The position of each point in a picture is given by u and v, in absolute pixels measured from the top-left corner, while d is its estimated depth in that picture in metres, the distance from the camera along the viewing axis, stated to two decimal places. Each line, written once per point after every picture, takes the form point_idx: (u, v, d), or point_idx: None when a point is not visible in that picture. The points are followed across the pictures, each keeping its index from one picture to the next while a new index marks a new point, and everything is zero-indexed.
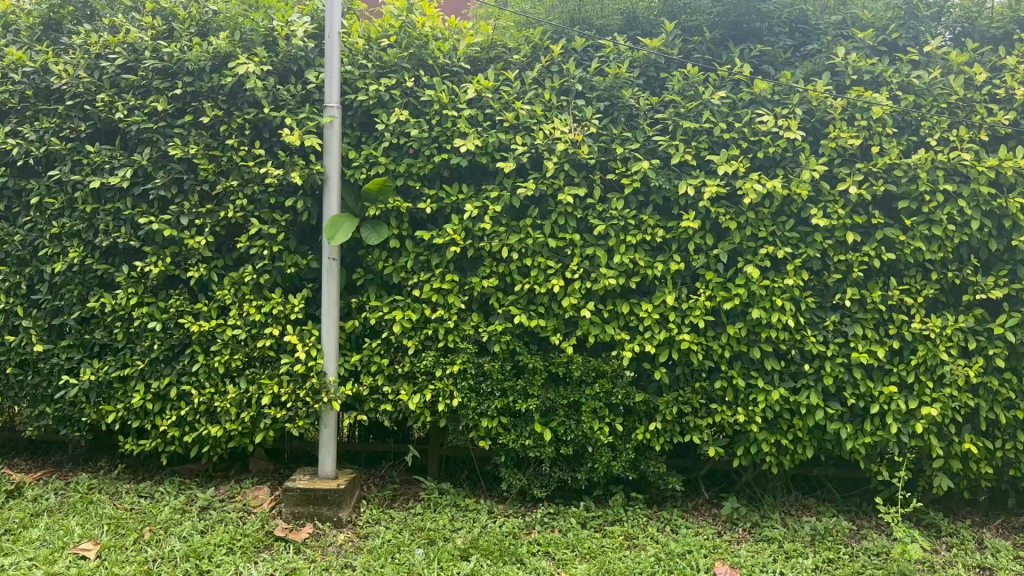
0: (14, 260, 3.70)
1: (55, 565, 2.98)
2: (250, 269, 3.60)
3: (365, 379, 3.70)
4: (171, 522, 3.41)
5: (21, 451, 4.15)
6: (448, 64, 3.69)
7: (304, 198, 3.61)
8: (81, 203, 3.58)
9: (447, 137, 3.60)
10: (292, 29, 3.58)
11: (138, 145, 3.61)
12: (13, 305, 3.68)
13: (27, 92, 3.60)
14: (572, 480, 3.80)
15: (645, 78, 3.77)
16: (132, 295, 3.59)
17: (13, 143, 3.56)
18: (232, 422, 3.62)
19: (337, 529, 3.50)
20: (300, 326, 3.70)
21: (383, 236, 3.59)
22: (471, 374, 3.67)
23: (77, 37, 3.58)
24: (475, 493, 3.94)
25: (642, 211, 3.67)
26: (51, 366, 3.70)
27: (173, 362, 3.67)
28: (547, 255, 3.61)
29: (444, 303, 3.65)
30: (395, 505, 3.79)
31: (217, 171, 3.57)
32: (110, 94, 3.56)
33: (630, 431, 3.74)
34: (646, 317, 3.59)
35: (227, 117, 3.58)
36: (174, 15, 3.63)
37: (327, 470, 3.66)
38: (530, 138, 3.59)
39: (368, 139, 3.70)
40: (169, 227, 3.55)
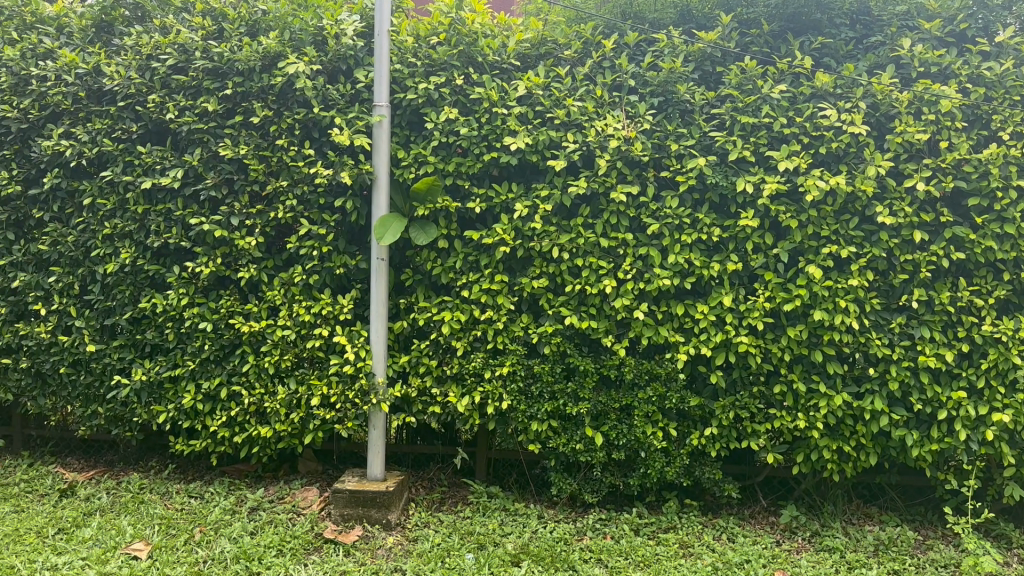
0: (68, 260, 3.76)
1: (108, 565, 3.01)
2: (300, 269, 3.59)
3: (413, 380, 3.67)
4: (222, 523, 3.43)
5: (75, 450, 4.23)
6: (497, 61, 3.63)
7: (353, 198, 3.59)
8: (132, 203, 3.62)
9: (496, 135, 3.54)
10: (342, 28, 3.56)
11: (189, 146, 3.64)
12: (67, 305, 3.74)
13: (80, 93, 3.64)
14: (623, 485, 3.70)
15: (700, 72, 3.65)
16: (184, 295, 3.62)
17: (66, 144, 3.61)
18: (282, 423, 3.63)
19: (386, 532, 3.47)
20: (349, 327, 3.68)
21: (432, 236, 3.55)
22: (520, 376, 3.60)
23: (129, 39, 3.61)
24: (524, 496, 3.87)
25: (698, 209, 3.55)
26: (104, 366, 3.75)
27: (223, 362, 3.69)
28: (598, 254, 3.53)
29: (493, 303, 3.59)
30: (444, 508, 3.74)
31: (267, 172, 3.57)
32: (161, 95, 3.58)
33: (685, 436, 3.62)
34: (702, 318, 3.47)
35: (277, 117, 3.58)
36: (224, 15, 3.64)
37: (375, 471, 3.64)
38: (580, 136, 3.50)
39: (417, 138, 3.66)
40: (220, 227, 3.57)
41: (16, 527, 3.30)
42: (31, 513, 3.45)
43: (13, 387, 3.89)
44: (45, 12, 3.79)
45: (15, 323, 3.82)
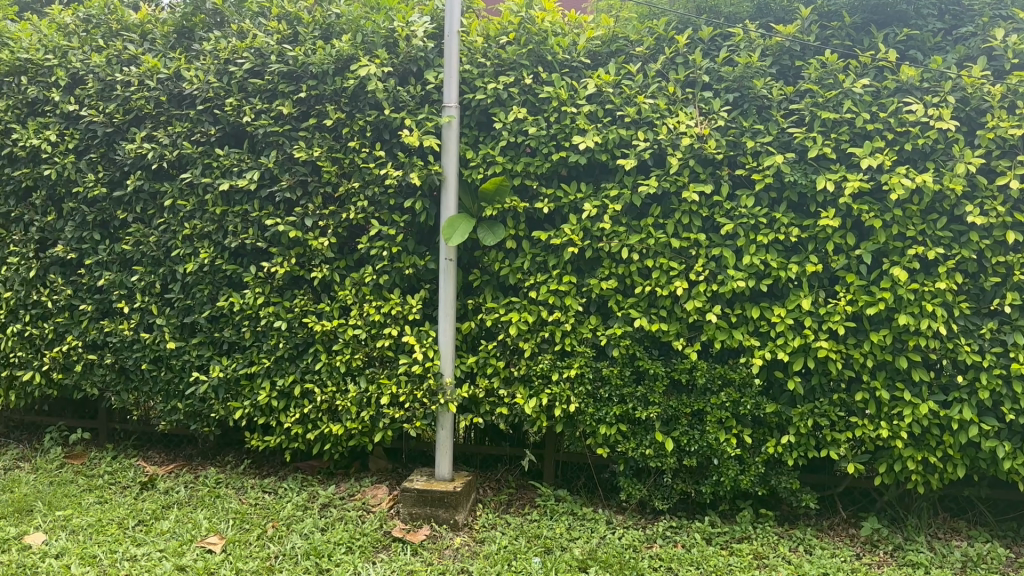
0: (150, 260, 3.87)
1: (184, 558, 3.09)
2: (370, 270, 3.63)
3: (481, 381, 3.66)
4: (294, 519, 3.48)
5: (156, 443, 4.36)
6: (567, 60, 3.58)
7: (422, 198, 3.61)
8: (211, 205, 3.71)
9: (565, 135, 3.51)
10: (412, 29, 3.58)
11: (265, 148, 3.71)
12: (149, 304, 3.85)
13: (162, 98, 3.75)
14: (694, 493, 3.60)
15: (778, 66, 3.53)
16: (259, 295, 3.70)
17: (149, 147, 3.72)
18: (352, 421, 3.67)
19: (453, 532, 3.47)
20: (417, 327, 3.70)
21: (500, 236, 3.53)
22: (589, 379, 3.55)
23: (209, 44, 3.71)
24: (592, 501, 3.80)
25: (775, 208, 3.43)
26: (183, 363, 3.85)
27: (296, 360, 3.76)
28: (669, 255, 3.44)
29: (561, 304, 3.55)
30: (511, 510, 3.72)
31: (339, 173, 3.62)
32: (238, 99, 3.66)
33: (760, 443, 3.51)
34: (778, 322, 3.36)
35: (349, 120, 3.62)
36: (299, 19, 3.71)
37: (443, 471, 3.64)
38: (652, 134, 3.43)
39: (485, 139, 3.65)
40: (295, 228, 3.63)
41: (99, 517, 3.43)
42: (114, 505, 3.57)
43: (98, 383, 4.01)
44: (129, 19, 3.92)
45: (100, 320, 3.95)
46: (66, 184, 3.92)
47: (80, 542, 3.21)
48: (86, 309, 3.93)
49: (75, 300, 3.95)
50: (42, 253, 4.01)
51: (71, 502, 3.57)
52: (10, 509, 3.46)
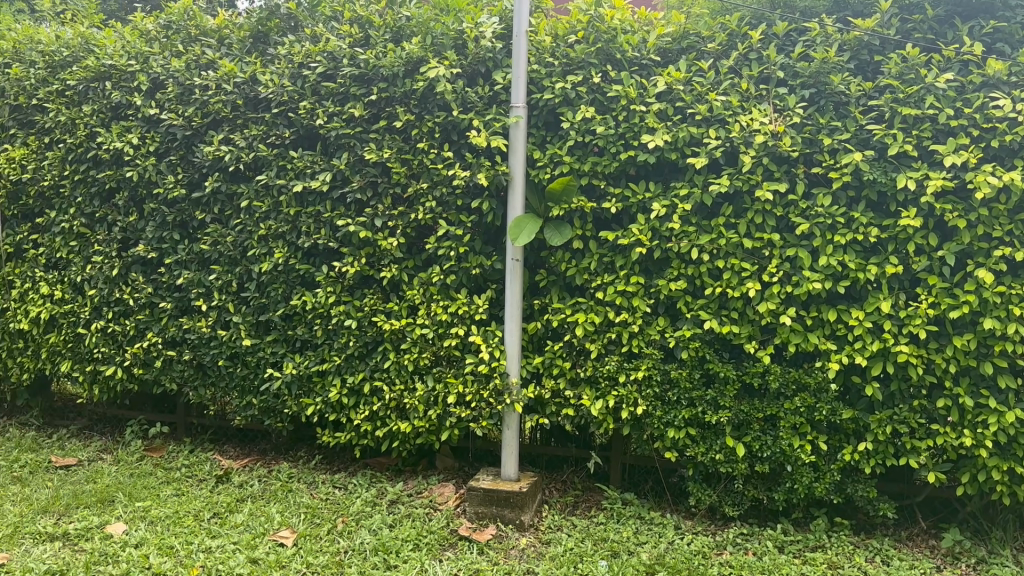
0: (227, 260, 3.96)
1: (257, 551, 3.17)
2: (438, 270, 3.67)
3: (547, 382, 3.65)
4: (363, 515, 3.54)
5: (232, 438, 4.47)
6: (637, 58, 3.53)
7: (489, 198, 3.62)
8: (285, 206, 3.79)
9: (634, 134, 3.46)
10: (481, 30, 3.59)
11: (337, 150, 3.78)
12: (225, 302, 3.95)
13: (239, 101, 3.84)
14: (766, 500, 3.52)
15: (856, 62, 3.43)
16: (330, 294, 3.77)
17: (226, 150, 3.82)
18: (420, 419, 3.71)
19: (519, 533, 3.47)
20: (484, 327, 3.71)
21: (567, 236, 3.51)
22: (657, 382, 3.50)
23: (283, 49, 3.79)
24: (660, 506, 3.75)
25: (853, 207, 3.33)
26: (257, 360, 3.95)
27: (366, 358, 3.82)
28: (741, 256, 3.38)
29: (629, 305, 3.51)
30: (578, 512, 3.69)
31: (408, 175, 3.66)
32: (312, 102, 3.73)
33: (836, 450, 3.41)
34: (855, 325, 3.26)
35: (418, 121, 3.66)
36: (370, 23, 3.77)
37: (510, 471, 3.64)
38: (724, 132, 3.36)
39: (553, 138, 3.63)
40: (365, 228, 3.69)
41: (177, 508, 3.54)
42: (190, 497, 3.68)
43: (177, 378, 4.13)
44: (207, 25, 4.02)
45: (179, 318, 4.07)
46: (147, 185, 4.05)
47: (159, 532, 3.32)
48: (166, 307, 4.05)
49: (155, 298, 4.07)
50: (125, 252, 4.15)
51: (150, 494, 3.69)
52: (94, 499, 3.60)
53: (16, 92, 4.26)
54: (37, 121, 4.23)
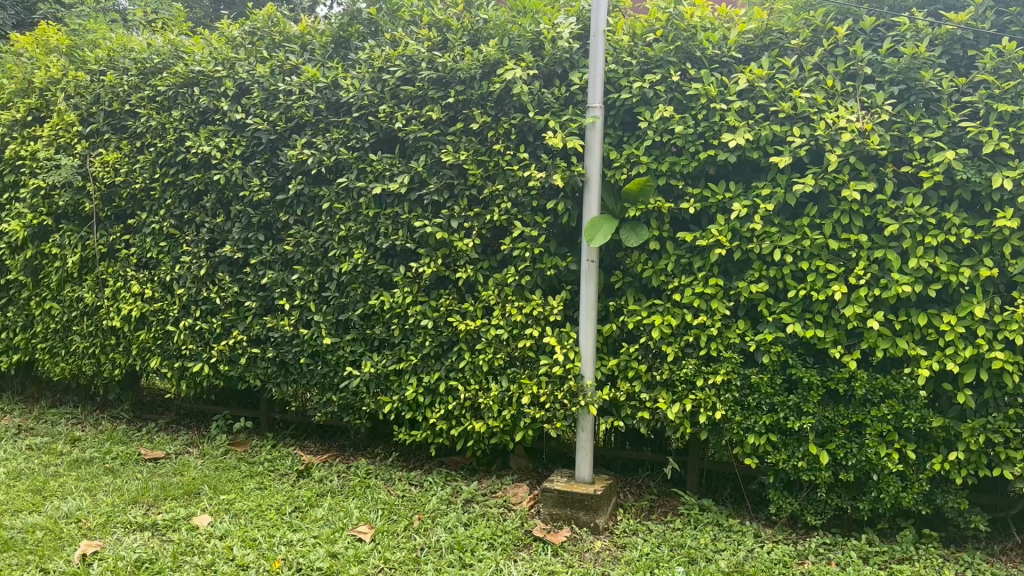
0: (309, 260, 4.04)
1: (336, 545, 3.23)
2: (513, 271, 3.68)
3: (622, 384, 3.62)
4: (438, 513, 3.58)
5: (312, 434, 4.57)
6: (717, 55, 3.48)
7: (564, 199, 3.62)
8: (365, 208, 3.86)
9: (714, 133, 3.41)
10: (559, 30, 3.59)
11: (415, 152, 3.84)
12: (306, 301, 4.05)
13: (321, 106, 3.93)
14: (851, 509, 3.43)
15: (949, 56, 3.29)
16: (408, 294, 3.83)
17: (309, 153, 3.90)
18: (495, 419, 3.73)
19: (594, 535, 3.45)
20: (558, 328, 3.70)
21: (643, 237, 3.48)
22: (736, 386, 3.44)
23: (363, 53, 3.86)
24: (740, 513, 3.69)
25: (945, 207, 3.20)
26: (337, 358, 4.03)
27: (442, 358, 3.86)
28: (826, 257, 3.29)
29: (708, 308, 3.46)
30: (653, 517, 3.65)
31: (485, 176, 3.69)
32: (391, 106, 3.80)
33: (925, 459, 3.28)
34: (947, 330, 3.14)
35: (495, 123, 3.69)
36: (448, 26, 3.80)
37: (584, 473, 3.62)
38: (808, 129, 3.29)
39: (630, 138, 3.60)
40: (442, 230, 3.74)
41: (259, 502, 3.63)
42: (272, 490, 3.77)
43: (261, 374, 4.25)
44: (291, 31, 4.12)
45: (263, 316, 4.18)
46: (233, 188, 4.17)
47: (242, 525, 3.41)
48: (251, 306, 4.17)
49: (241, 297, 4.19)
50: (212, 253, 4.28)
51: (234, 487, 3.80)
52: (181, 491, 3.72)
53: (110, 99, 4.43)
54: (130, 126, 4.40)
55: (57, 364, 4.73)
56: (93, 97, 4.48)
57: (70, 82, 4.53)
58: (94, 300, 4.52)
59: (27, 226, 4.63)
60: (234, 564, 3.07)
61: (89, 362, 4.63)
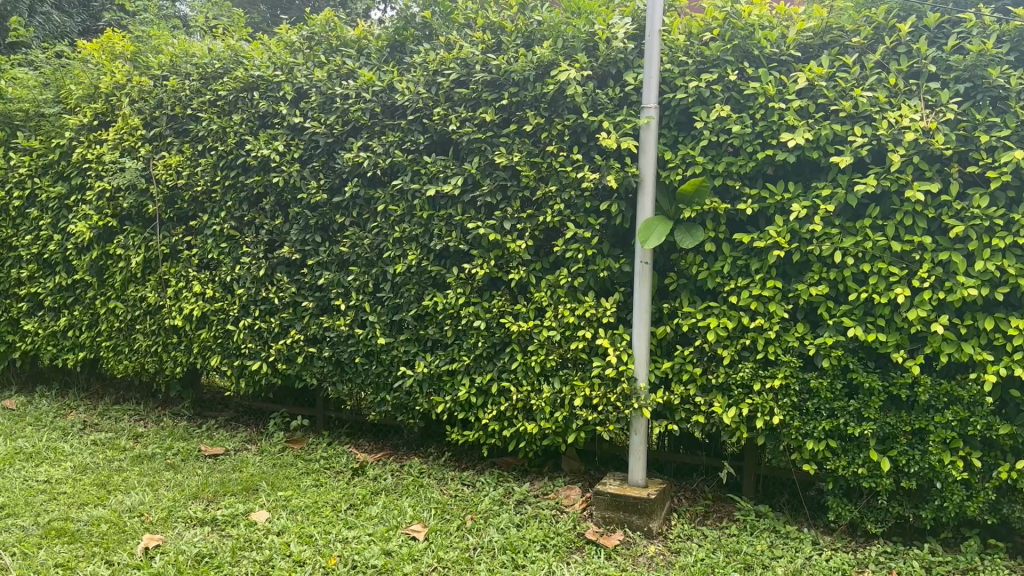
0: (364, 261, 4.10)
1: (390, 543, 3.26)
2: (566, 273, 3.67)
3: (676, 387, 3.58)
4: (491, 513, 3.59)
5: (366, 432, 4.62)
6: (776, 53, 3.43)
7: (618, 201, 3.59)
8: (419, 210, 3.90)
9: (773, 132, 3.36)
10: (613, 31, 3.57)
11: (468, 154, 3.86)
12: (361, 302, 4.10)
13: (377, 109, 3.99)
14: (913, 518, 3.34)
15: (1017, 53, 3.19)
16: (461, 295, 3.85)
17: (365, 156, 3.96)
18: (547, 421, 3.73)
19: (647, 540, 3.42)
20: (611, 330, 3.68)
21: (699, 238, 3.43)
22: (795, 391, 3.37)
23: (419, 57, 3.91)
24: (797, 519, 3.62)
25: (1014, 208, 3.10)
26: (391, 358, 4.08)
27: (494, 359, 3.88)
28: (889, 259, 3.21)
29: (765, 310, 3.41)
30: (708, 522, 3.61)
31: (538, 178, 3.70)
32: (445, 108, 3.83)
33: (991, 468, 3.19)
34: (1016, 335, 3.04)
35: (548, 124, 3.69)
36: (502, 28, 3.81)
37: (637, 477, 3.59)
38: (870, 129, 3.22)
39: (685, 139, 3.57)
40: (495, 231, 3.75)
41: (315, 499, 3.69)
42: (327, 488, 3.83)
43: (317, 373, 4.32)
44: (347, 35, 4.19)
45: (319, 316, 4.25)
46: (291, 191, 4.25)
47: (298, 521, 3.46)
48: (308, 306, 4.24)
49: (299, 297, 4.27)
50: (270, 254, 4.36)
51: (291, 484, 3.87)
52: (239, 487, 3.80)
53: (173, 103, 4.55)
54: (192, 129, 4.51)
55: (121, 361, 4.87)
56: (157, 101, 4.61)
57: (134, 87, 4.67)
58: (157, 300, 4.64)
59: (93, 227, 4.77)
60: (291, 560, 3.12)
61: (151, 359, 4.76)
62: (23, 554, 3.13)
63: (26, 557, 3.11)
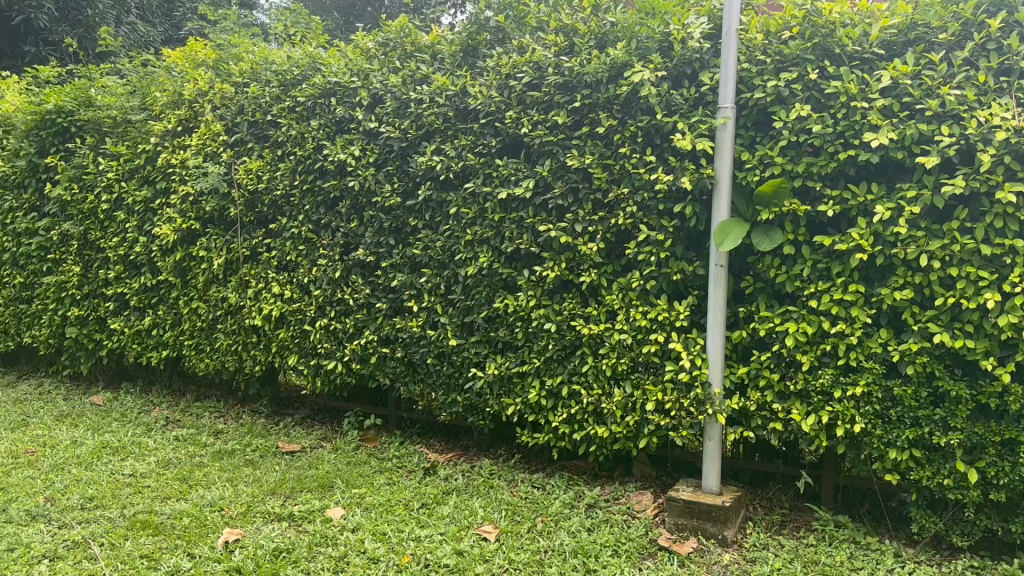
0: (436, 263, 4.14)
1: (462, 543, 3.28)
2: (638, 275, 3.64)
3: (752, 393, 3.51)
4: (562, 516, 3.58)
5: (437, 433, 4.67)
6: (857, 52, 3.33)
7: (692, 203, 3.54)
8: (491, 212, 3.92)
9: (855, 132, 3.26)
10: (689, 31, 3.52)
11: (540, 157, 3.87)
12: (433, 303, 4.15)
13: (450, 113, 4.04)
14: (1002, 532, 3.20)
15: None
16: (532, 297, 3.86)
17: (438, 160, 4.01)
18: (618, 425, 3.70)
19: (722, 548, 3.35)
20: (684, 334, 3.63)
21: (777, 241, 3.36)
22: (877, 399, 3.27)
23: (492, 61, 3.93)
24: (878, 530, 3.51)
25: None
26: (462, 359, 4.11)
27: (565, 362, 3.86)
28: (978, 263, 3.08)
29: (846, 315, 3.31)
30: (785, 531, 3.52)
31: (610, 180, 3.67)
32: (518, 111, 3.85)
33: None
34: None
35: (621, 126, 3.67)
36: (575, 31, 3.81)
37: (711, 484, 3.53)
38: (958, 128, 3.10)
39: (763, 139, 3.50)
40: (566, 234, 3.75)
41: (388, 497, 3.74)
42: (400, 487, 3.89)
43: (390, 373, 4.39)
44: (422, 41, 4.25)
45: (392, 317, 4.32)
46: (366, 195, 4.33)
47: (372, 519, 3.52)
48: (381, 307, 4.31)
49: (372, 298, 4.35)
50: (345, 256, 4.45)
51: (364, 482, 3.94)
52: (315, 484, 3.88)
53: (254, 109, 4.70)
54: (271, 135, 4.65)
55: (202, 359, 5.04)
56: (238, 107, 4.77)
57: (216, 94, 4.83)
58: (237, 300, 4.78)
59: (177, 230, 4.95)
60: (365, 557, 3.17)
61: (231, 358, 4.91)
62: (111, 544, 3.26)
63: (114, 547, 3.24)
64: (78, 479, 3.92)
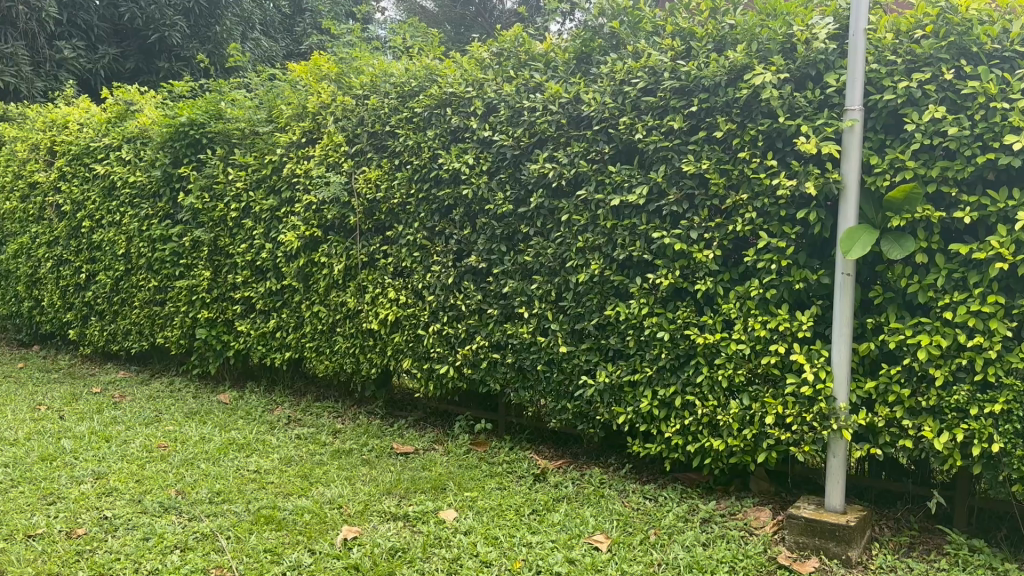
0: (547, 270, 4.15)
1: (574, 551, 3.27)
2: (757, 284, 3.53)
3: (879, 409, 3.34)
4: (675, 529, 3.52)
5: (547, 439, 4.68)
6: (997, 50, 3.15)
7: (816, 209, 3.40)
8: (603, 219, 3.90)
9: (994, 134, 3.06)
10: (813, 32, 3.39)
11: (654, 163, 3.82)
12: (544, 310, 4.16)
13: (563, 120, 4.05)
14: None
15: None
16: (644, 305, 3.81)
17: (550, 167, 4.03)
18: (734, 437, 3.62)
19: (846, 569, 3.20)
20: (807, 346, 3.49)
21: (909, 249, 3.17)
22: (1018, 417, 3.05)
23: (606, 67, 3.92)
24: (1017, 557, 3.27)
25: None
26: (573, 366, 4.10)
27: (678, 371, 3.80)
28: None
29: (984, 328, 3.10)
30: (914, 554, 3.33)
31: (727, 186, 3.59)
32: (632, 117, 3.82)
33: None
34: None
35: (740, 130, 3.57)
36: (693, 34, 3.76)
37: (835, 502, 3.37)
38: None
39: (894, 142, 3.32)
40: (680, 241, 3.69)
41: (500, 502, 3.78)
42: (511, 492, 3.92)
43: (500, 379, 4.44)
44: (536, 49, 4.28)
45: (504, 323, 4.36)
46: (479, 202, 4.40)
47: (484, 522, 3.56)
48: (493, 313, 4.37)
49: (484, 304, 4.41)
50: (458, 262, 4.54)
51: (476, 486, 3.99)
52: (428, 486, 3.96)
53: (373, 120, 4.87)
54: (390, 145, 4.80)
55: (322, 361, 5.24)
56: (358, 119, 4.95)
57: (338, 106, 5.03)
58: (354, 304, 4.95)
59: (300, 237, 5.16)
60: (478, 560, 3.21)
61: (349, 360, 5.08)
62: (237, 537, 3.43)
63: (240, 540, 3.41)
64: (207, 474, 4.15)
